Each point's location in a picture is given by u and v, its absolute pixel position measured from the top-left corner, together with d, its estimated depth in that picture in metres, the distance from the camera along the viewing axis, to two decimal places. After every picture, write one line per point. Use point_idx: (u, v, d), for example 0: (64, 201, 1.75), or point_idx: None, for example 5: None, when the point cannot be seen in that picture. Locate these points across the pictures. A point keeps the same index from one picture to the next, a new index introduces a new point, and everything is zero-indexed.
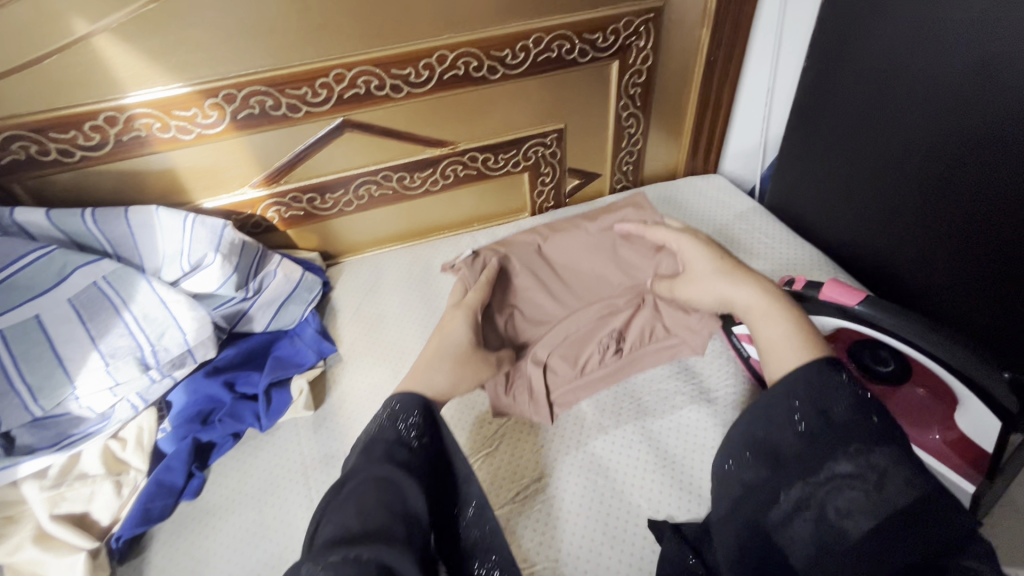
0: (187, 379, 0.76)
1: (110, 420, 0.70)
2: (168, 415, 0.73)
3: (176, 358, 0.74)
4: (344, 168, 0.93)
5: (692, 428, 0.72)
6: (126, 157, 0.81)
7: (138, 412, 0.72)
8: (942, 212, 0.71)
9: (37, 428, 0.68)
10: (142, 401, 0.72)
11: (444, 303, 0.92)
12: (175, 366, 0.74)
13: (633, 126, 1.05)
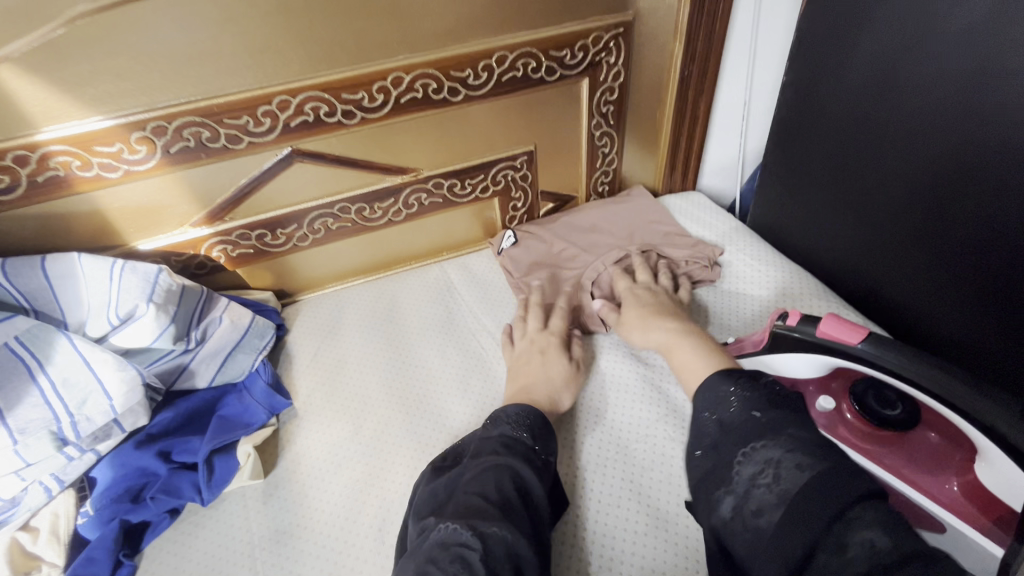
0: (114, 452, 0.67)
1: (19, 507, 0.61)
2: (90, 496, 0.64)
3: (101, 431, 0.65)
4: (296, 201, 0.85)
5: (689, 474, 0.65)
6: (42, 199, 0.72)
7: (53, 495, 0.63)
8: (940, 233, 0.66)
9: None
10: (58, 483, 0.63)
11: (411, 343, 0.85)
12: (99, 440, 0.65)
13: (607, 145, 0.99)
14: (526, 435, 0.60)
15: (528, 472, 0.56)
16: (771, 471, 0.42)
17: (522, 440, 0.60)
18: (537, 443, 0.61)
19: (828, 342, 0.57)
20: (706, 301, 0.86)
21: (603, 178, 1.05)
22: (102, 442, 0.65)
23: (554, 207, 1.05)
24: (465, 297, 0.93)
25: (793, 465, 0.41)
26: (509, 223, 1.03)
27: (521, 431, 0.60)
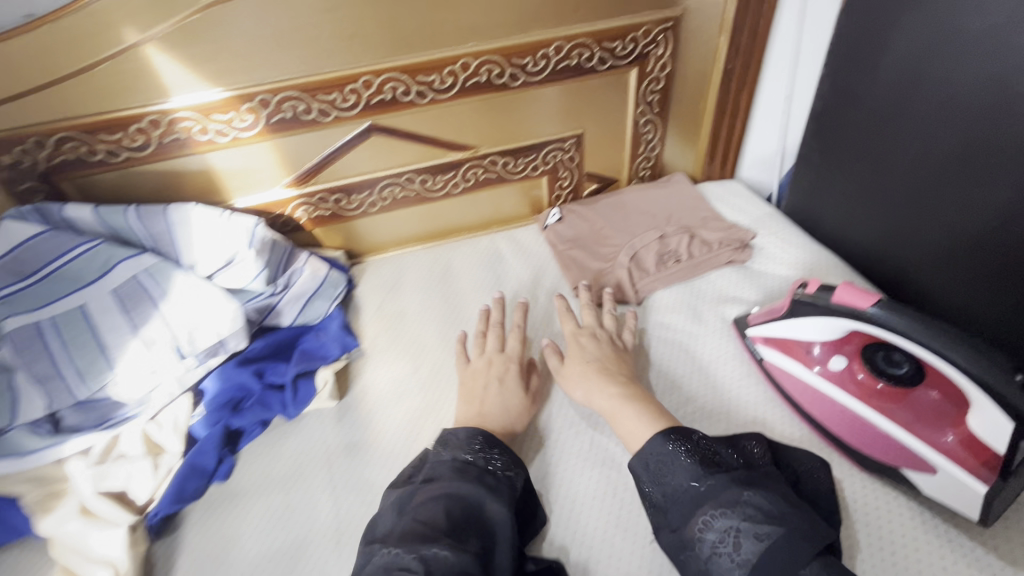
0: (221, 368, 0.79)
1: (148, 404, 0.74)
2: (202, 401, 0.77)
3: (211, 347, 0.78)
4: (370, 170, 0.97)
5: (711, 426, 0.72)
6: (166, 157, 0.86)
7: (176, 397, 0.75)
8: (967, 213, 0.72)
9: (82, 408, 0.73)
10: (180, 386, 0.75)
11: (464, 301, 0.95)
12: (209, 354, 0.77)
13: (651, 132, 1.07)
14: (479, 459, 0.62)
15: (484, 492, 0.58)
16: (730, 538, 0.51)
17: (477, 465, 0.61)
18: (494, 464, 0.62)
19: (842, 309, 0.63)
20: (735, 278, 0.92)
21: (644, 163, 1.12)
22: (212, 357, 0.78)
23: (597, 188, 1.13)
24: (512, 265, 1.02)
25: (750, 532, 0.50)
26: (555, 201, 1.12)
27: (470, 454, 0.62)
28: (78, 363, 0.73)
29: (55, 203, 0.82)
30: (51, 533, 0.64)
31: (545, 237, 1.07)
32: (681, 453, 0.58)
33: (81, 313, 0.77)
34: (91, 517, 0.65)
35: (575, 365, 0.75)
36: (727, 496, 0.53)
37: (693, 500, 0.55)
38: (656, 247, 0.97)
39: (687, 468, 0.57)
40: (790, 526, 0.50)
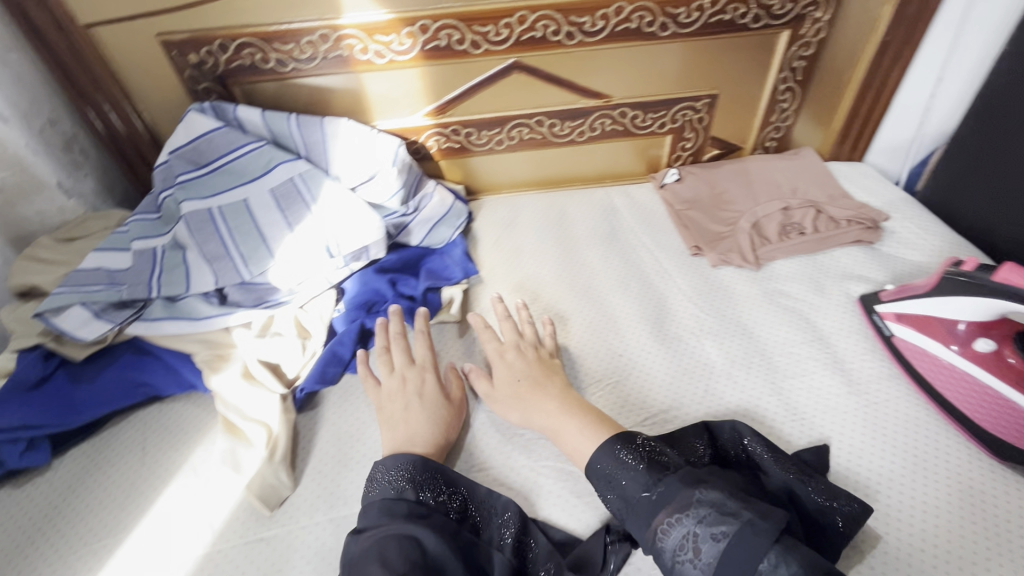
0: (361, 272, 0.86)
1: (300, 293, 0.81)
2: (343, 299, 0.83)
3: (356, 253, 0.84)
4: (505, 108, 1.00)
5: (831, 389, 0.73)
6: (326, 73, 0.91)
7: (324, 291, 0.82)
8: None
9: (244, 288, 0.81)
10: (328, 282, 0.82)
11: (578, 246, 0.98)
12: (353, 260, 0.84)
13: (787, 101, 1.04)
14: (408, 491, 0.60)
15: (411, 527, 0.56)
16: (690, 544, 0.50)
17: (401, 496, 0.59)
18: (422, 492, 0.60)
19: (999, 288, 0.62)
20: (862, 257, 0.90)
21: (772, 134, 1.10)
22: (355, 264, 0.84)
23: (719, 154, 1.12)
24: (626, 218, 1.03)
25: (707, 535, 0.50)
26: (674, 162, 1.12)
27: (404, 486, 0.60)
28: (243, 248, 0.81)
29: (228, 102, 0.89)
30: (218, 389, 0.73)
31: (661, 195, 1.07)
32: (627, 469, 0.58)
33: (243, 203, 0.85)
34: (252, 381, 0.73)
35: (506, 388, 0.72)
36: (680, 502, 0.53)
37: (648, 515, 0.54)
38: (779, 217, 0.95)
39: (633, 480, 0.57)
40: (741, 522, 0.49)
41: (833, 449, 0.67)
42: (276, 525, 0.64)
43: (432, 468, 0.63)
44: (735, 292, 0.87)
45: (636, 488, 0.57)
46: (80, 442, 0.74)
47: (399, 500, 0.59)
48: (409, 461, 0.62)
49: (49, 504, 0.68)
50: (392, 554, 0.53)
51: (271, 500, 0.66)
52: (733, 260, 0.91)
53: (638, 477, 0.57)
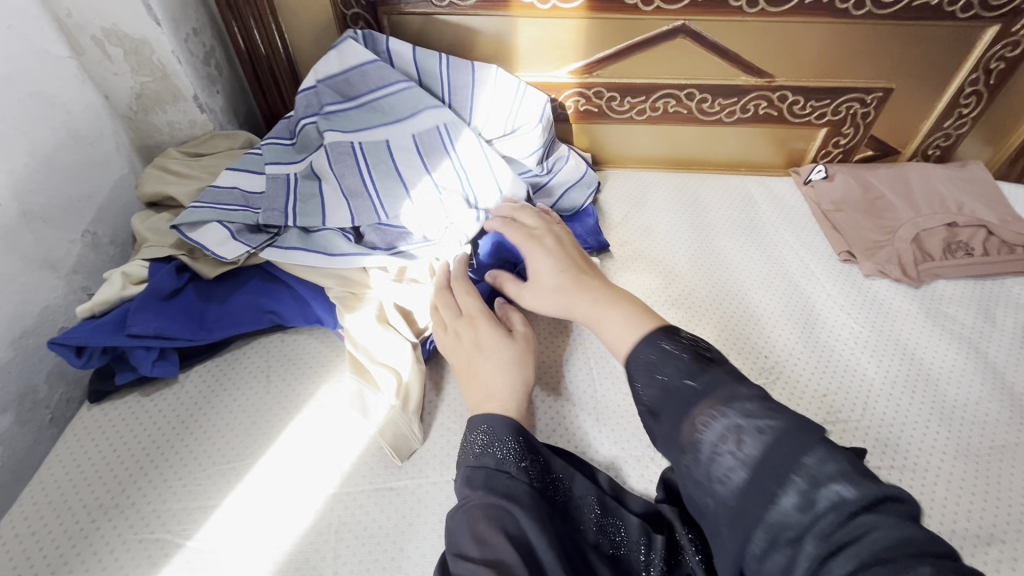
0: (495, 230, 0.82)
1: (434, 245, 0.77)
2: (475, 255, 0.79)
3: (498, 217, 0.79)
4: (656, 75, 0.92)
5: (1012, 431, 0.66)
6: (481, 13, 0.86)
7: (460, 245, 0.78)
8: None
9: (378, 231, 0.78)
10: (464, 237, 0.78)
11: (713, 234, 0.92)
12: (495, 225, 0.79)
13: (968, 107, 0.94)
14: (490, 455, 0.55)
15: (501, 497, 0.52)
16: (731, 434, 0.42)
17: (484, 461, 0.55)
18: (505, 455, 0.56)
19: None
20: None
21: (938, 141, 1.00)
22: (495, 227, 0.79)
23: (872, 155, 1.02)
24: (766, 211, 0.96)
25: (751, 427, 0.41)
26: (821, 158, 1.03)
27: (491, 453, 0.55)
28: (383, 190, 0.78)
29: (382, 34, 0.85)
30: (351, 326, 0.71)
31: (803, 192, 1.00)
32: (661, 368, 0.49)
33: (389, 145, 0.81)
34: (386, 326, 0.71)
35: (547, 278, 0.67)
36: (716, 393, 0.45)
37: (678, 407, 0.46)
38: (944, 233, 0.87)
39: (653, 362, 0.50)
40: (791, 417, 0.41)
41: (1015, 497, 0.61)
42: (406, 476, 0.62)
43: (523, 432, 0.58)
44: (893, 310, 0.80)
45: (669, 377, 0.48)
46: (205, 361, 0.73)
47: (485, 458, 0.55)
48: (493, 421, 0.58)
49: (178, 418, 0.67)
50: (484, 522, 0.50)
51: (401, 450, 0.63)
52: (892, 272, 0.83)
53: (673, 367, 0.48)
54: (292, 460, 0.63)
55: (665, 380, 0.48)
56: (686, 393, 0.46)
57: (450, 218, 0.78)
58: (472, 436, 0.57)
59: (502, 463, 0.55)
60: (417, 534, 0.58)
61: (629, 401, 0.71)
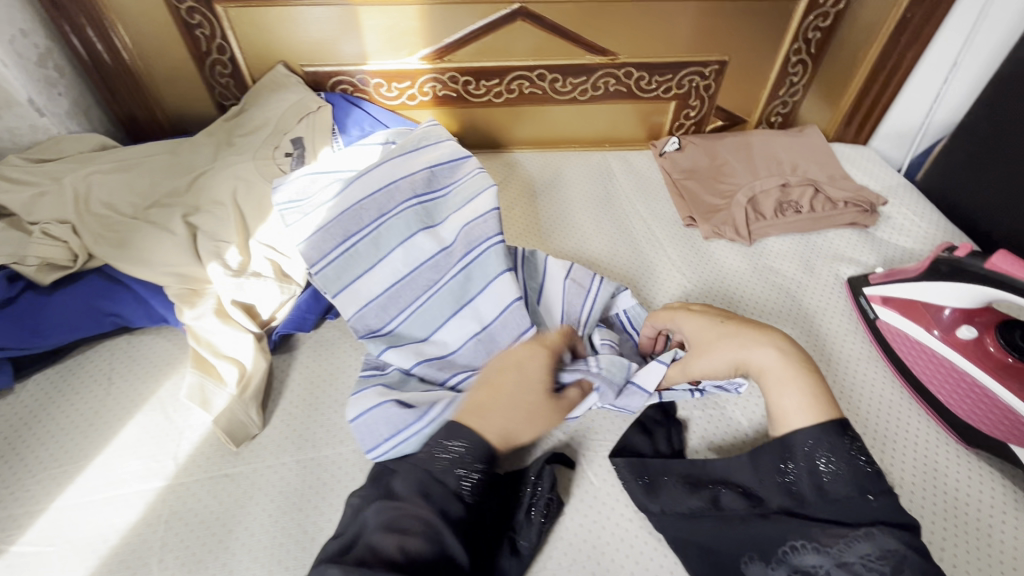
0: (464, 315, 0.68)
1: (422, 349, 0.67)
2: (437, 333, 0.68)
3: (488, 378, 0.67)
4: (505, 58, 0.95)
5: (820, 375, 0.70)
6: (319, 3, 0.87)
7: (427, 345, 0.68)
8: None
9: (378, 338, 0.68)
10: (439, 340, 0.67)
11: (570, 209, 0.96)
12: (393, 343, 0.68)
13: (797, 74, 1.02)
14: (453, 475, 0.51)
15: (440, 519, 0.48)
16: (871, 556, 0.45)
17: (445, 479, 0.51)
18: (466, 483, 0.51)
19: (994, 275, 0.62)
20: (855, 240, 0.89)
21: (778, 109, 1.08)
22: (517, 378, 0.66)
23: (722, 125, 1.10)
24: (622, 185, 1.01)
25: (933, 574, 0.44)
26: (676, 130, 1.09)
27: (457, 471, 0.51)
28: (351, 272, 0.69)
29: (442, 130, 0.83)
30: (191, 323, 0.71)
31: (659, 164, 1.05)
32: (814, 465, 0.51)
33: (424, 243, 0.70)
34: (225, 320, 0.72)
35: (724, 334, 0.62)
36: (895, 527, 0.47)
37: (844, 509, 0.49)
38: (777, 194, 0.93)
39: (773, 461, 0.53)
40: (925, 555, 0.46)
41: None
42: (241, 462, 0.63)
43: (491, 461, 0.53)
44: (725, 269, 0.85)
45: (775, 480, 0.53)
46: (45, 369, 0.72)
47: (435, 467, 0.52)
48: (475, 444, 0.53)
49: (9, 427, 0.66)
50: (404, 535, 0.46)
51: (237, 437, 0.65)
52: (726, 233, 0.89)
53: (823, 470, 0.51)
54: (128, 458, 0.64)
55: (793, 487, 0.52)
56: (868, 509, 0.48)
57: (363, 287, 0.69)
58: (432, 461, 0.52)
59: (458, 482, 0.51)
60: (247, 516, 0.59)
61: None
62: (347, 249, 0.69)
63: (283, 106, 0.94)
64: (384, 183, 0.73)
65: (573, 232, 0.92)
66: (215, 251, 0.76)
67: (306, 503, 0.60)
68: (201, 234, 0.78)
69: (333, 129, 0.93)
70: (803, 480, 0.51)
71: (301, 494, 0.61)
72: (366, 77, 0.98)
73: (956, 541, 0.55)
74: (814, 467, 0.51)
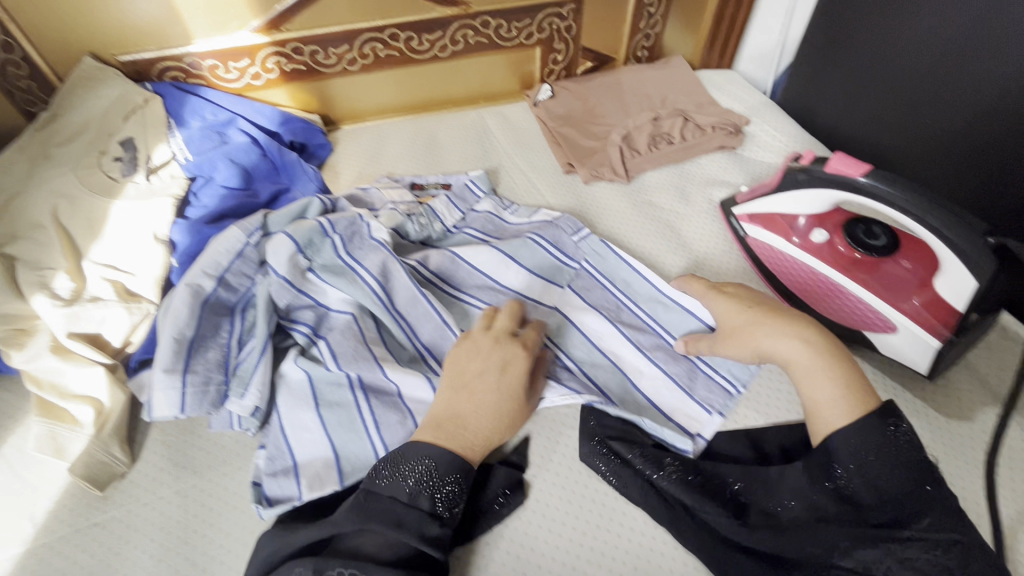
0: (306, 375, 0.60)
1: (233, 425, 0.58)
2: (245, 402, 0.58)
3: (655, 377, 0.67)
4: (349, 20, 0.89)
5: None
6: None
7: (232, 425, 0.59)
8: (968, 95, 0.74)
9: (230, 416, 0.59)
10: (232, 421, 0.59)
11: (446, 170, 0.92)
12: (689, 389, 0.65)
13: (653, 4, 1.01)
14: (424, 496, 0.51)
15: (418, 540, 0.48)
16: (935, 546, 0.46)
17: (416, 503, 0.50)
18: (438, 500, 0.51)
19: (833, 177, 0.65)
20: (725, 162, 0.92)
21: (643, 43, 1.08)
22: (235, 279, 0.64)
23: (592, 66, 1.08)
24: (500, 139, 0.98)
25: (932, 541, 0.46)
26: (547, 76, 1.06)
27: (448, 477, 0.52)
28: (279, 400, 0.59)
29: (438, 219, 0.79)
30: (24, 369, 0.63)
31: (535, 114, 1.02)
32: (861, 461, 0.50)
33: (301, 366, 0.60)
34: (65, 356, 0.64)
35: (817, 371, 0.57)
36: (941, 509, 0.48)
37: (900, 509, 0.48)
38: (649, 128, 0.94)
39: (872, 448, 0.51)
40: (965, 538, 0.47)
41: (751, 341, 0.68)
42: (112, 506, 0.58)
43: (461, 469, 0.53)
44: (608, 207, 0.86)
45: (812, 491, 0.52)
46: None
47: (400, 490, 0.51)
48: (435, 454, 0.52)
49: None
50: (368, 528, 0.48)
51: (101, 479, 0.58)
52: (604, 174, 0.89)
53: (870, 466, 0.50)
54: None
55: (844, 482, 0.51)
56: (925, 501, 0.48)
57: (310, 377, 0.60)
58: (450, 478, 0.52)
59: (466, 476, 0.53)
60: (130, 556, 0.54)
61: (320, 376, 0.60)
62: (363, 339, 0.62)
63: (101, 105, 0.81)
64: (273, 245, 0.65)
65: (518, 190, 0.89)
66: (41, 281, 0.66)
67: (194, 534, 0.56)
68: (19, 265, 0.67)
69: (168, 121, 0.83)
70: (855, 486, 0.50)
71: (186, 525, 0.56)
72: (196, 59, 0.87)
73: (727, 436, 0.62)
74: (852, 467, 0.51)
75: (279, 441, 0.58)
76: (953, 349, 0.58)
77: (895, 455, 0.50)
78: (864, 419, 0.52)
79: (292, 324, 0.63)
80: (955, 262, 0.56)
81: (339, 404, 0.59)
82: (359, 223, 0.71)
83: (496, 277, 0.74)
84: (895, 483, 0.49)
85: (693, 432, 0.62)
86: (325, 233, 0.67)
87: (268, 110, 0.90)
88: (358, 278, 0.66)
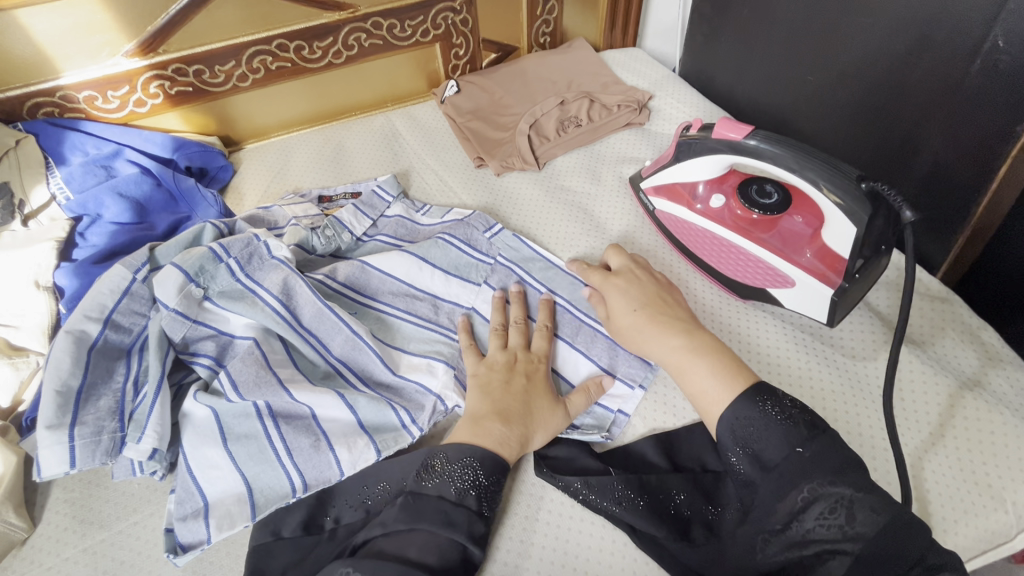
0: (209, 411, 0.57)
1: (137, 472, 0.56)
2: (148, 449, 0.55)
3: (576, 359, 0.65)
4: (232, 35, 0.85)
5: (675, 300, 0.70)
6: None
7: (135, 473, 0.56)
8: (842, 47, 0.76)
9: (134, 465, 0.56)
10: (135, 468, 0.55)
11: (355, 179, 0.90)
12: (610, 368, 0.65)
13: None
14: (472, 493, 0.50)
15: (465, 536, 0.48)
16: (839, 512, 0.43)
17: (464, 502, 0.49)
18: (485, 497, 0.50)
19: (721, 143, 0.66)
20: (633, 139, 0.93)
21: (544, 29, 1.07)
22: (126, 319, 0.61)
23: (496, 57, 1.08)
24: (410, 141, 0.97)
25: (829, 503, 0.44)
26: (452, 71, 1.05)
27: (491, 475, 0.51)
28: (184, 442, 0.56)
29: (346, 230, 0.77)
30: None
31: (443, 111, 1.00)
32: (743, 441, 0.48)
33: (202, 401, 0.57)
34: None
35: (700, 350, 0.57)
36: (835, 466, 0.45)
37: (784, 478, 0.46)
38: (557, 113, 0.93)
39: (771, 433, 0.48)
40: (879, 494, 0.44)
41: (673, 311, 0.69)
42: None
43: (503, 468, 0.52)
44: (519, 197, 0.85)
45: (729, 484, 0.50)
46: None
47: (447, 489, 0.50)
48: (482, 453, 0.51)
49: None
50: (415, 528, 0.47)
51: None
52: (514, 164, 0.89)
53: (757, 448, 0.48)
54: None
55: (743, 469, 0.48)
56: (805, 467, 0.45)
57: (214, 413, 0.57)
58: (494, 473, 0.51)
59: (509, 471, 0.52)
60: None
61: (222, 409, 0.57)
62: (267, 363, 0.59)
63: None
64: (162, 278, 0.61)
65: (431, 191, 0.88)
66: None
67: None
68: None
69: (46, 161, 0.78)
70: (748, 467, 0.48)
71: None
72: (69, 92, 0.82)
73: (650, 407, 0.62)
74: (744, 451, 0.48)
75: (188, 484, 0.55)
76: (847, 294, 0.60)
77: (777, 425, 0.48)
78: (735, 402, 0.50)
79: (192, 358, 0.60)
80: (838, 212, 0.58)
81: (246, 437, 0.56)
82: (256, 243, 0.68)
83: (410, 282, 0.72)
84: (776, 452, 0.47)
85: (615, 410, 0.62)
86: (218, 258, 0.65)
87: (159, 137, 0.85)
88: (259, 300, 0.63)
